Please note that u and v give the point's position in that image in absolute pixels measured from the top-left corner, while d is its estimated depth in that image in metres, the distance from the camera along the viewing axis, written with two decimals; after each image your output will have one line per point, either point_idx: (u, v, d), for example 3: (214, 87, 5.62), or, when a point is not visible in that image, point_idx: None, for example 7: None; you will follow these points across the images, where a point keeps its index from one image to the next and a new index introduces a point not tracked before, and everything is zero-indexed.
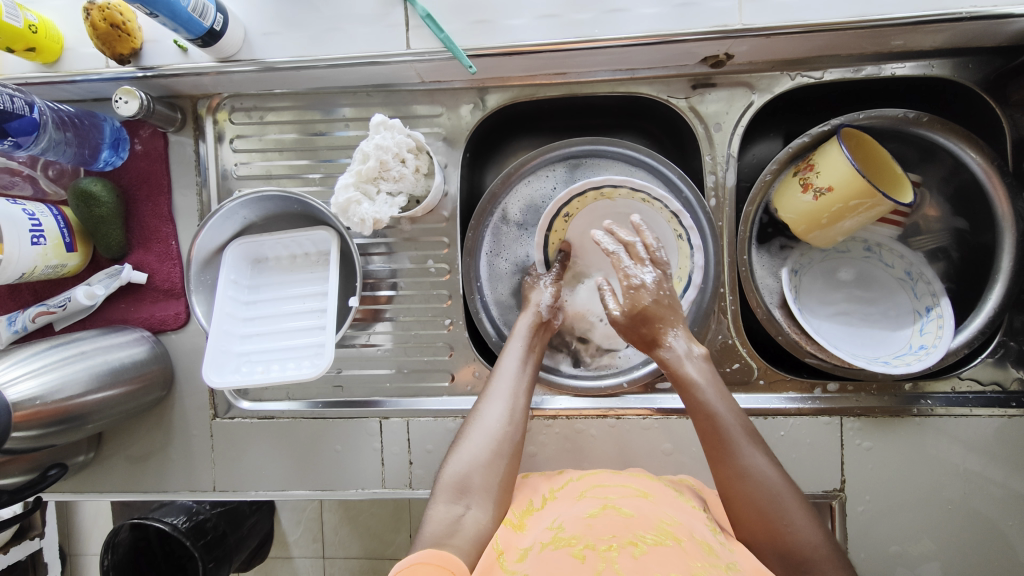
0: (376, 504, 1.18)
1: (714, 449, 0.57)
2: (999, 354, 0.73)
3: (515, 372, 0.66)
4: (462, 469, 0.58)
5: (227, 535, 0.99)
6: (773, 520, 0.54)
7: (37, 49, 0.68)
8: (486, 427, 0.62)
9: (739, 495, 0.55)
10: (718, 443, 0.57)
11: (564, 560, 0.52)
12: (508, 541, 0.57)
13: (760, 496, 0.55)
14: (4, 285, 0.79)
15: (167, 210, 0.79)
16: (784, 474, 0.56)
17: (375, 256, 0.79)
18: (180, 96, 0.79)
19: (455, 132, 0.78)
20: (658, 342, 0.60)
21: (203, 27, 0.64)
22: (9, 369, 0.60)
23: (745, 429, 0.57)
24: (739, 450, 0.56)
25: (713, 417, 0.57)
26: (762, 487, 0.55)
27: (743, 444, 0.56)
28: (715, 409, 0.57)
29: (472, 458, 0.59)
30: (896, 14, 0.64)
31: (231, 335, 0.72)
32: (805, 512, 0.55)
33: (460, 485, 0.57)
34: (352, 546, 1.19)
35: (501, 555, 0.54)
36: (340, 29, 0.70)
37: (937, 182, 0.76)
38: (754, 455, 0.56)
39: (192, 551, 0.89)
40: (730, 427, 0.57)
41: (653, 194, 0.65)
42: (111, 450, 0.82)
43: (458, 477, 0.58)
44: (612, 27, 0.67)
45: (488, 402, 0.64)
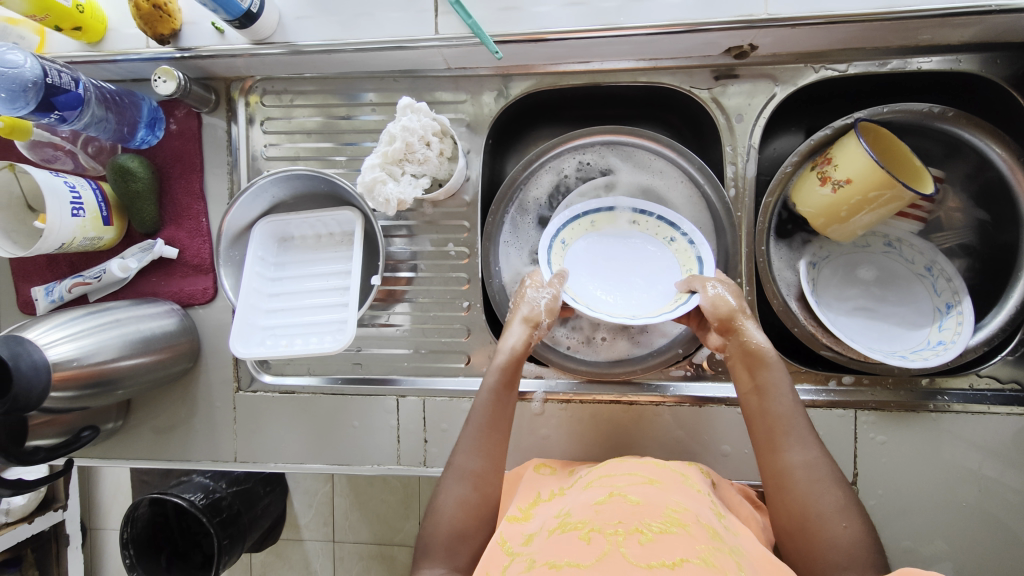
0: (386, 490, 1.20)
1: (768, 441, 0.60)
2: (1021, 352, 0.72)
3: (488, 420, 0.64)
4: (442, 535, 0.58)
5: (241, 514, 1.01)
6: (823, 515, 0.55)
7: (83, 29, 0.71)
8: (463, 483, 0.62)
9: (791, 486, 0.58)
10: (773, 435, 0.60)
11: (570, 544, 0.52)
12: (513, 532, 0.58)
13: (812, 489, 0.57)
14: (43, 257, 0.82)
15: (199, 188, 0.82)
16: (835, 471, 0.58)
17: (396, 238, 0.81)
18: (215, 78, 0.82)
19: (478, 118, 0.80)
20: (738, 327, 0.65)
21: (241, 9, 0.66)
22: (48, 331, 0.63)
23: (804, 423, 0.60)
24: (791, 443, 0.59)
25: (781, 402, 0.61)
26: (813, 480, 0.57)
27: (798, 437, 0.59)
28: (783, 394, 0.61)
29: (451, 522, 0.59)
30: (924, 6, 0.64)
31: (256, 309, 0.75)
32: (860, 516, 0.56)
33: (442, 549, 0.58)
34: (362, 531, 1.21)
35: (506, 542, 0.56)
36: (371, 15, 0.72)
37: (960, 179, 0.76)
38: (807, 450, 0.59)
39: (209, 526, 0.91)
40: (795, 416, 0.60)
41: (667, 216, 0.70)
42: (138, 420, 0.85)
43: (440, 540, 0.58)
44: (637, 15, 0.68)
45: (463, 454, 0.63)
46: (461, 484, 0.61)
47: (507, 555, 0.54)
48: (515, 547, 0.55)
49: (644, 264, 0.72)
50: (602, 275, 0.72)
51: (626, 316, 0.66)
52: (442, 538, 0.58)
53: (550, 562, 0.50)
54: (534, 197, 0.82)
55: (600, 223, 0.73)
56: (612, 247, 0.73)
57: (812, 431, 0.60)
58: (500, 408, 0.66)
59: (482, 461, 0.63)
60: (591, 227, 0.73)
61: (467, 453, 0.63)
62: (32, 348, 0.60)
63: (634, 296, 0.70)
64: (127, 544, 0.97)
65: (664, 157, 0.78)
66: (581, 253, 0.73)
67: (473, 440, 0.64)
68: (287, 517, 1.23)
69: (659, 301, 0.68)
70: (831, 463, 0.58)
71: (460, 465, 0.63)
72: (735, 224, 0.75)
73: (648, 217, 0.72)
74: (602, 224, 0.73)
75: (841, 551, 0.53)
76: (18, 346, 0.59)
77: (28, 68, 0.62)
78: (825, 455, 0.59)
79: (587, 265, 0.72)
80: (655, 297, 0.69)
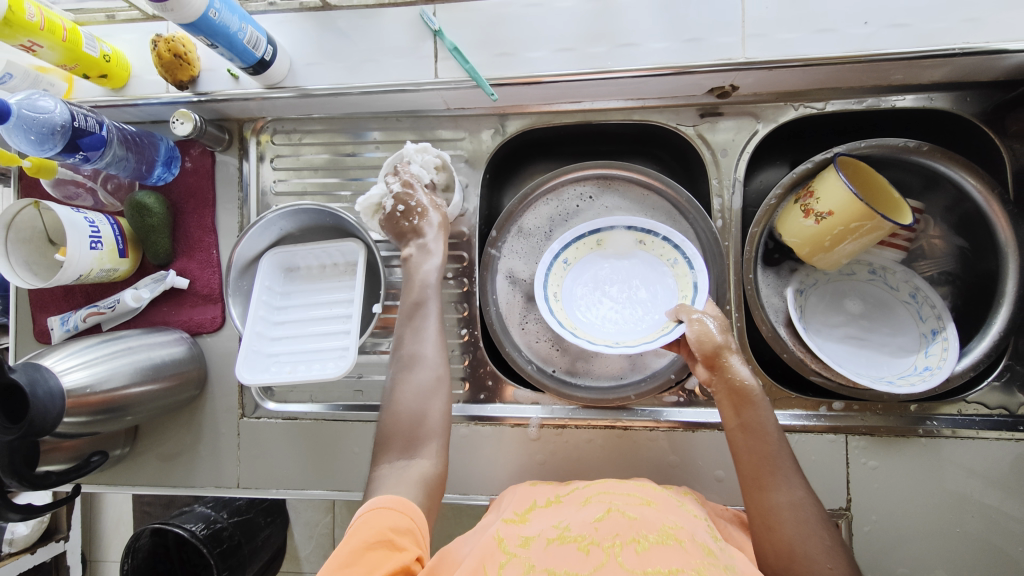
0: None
1: (754, 483, 0.62)
2: (1006, 378, 0.74)
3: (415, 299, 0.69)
4: (398, 420, 0.63)
5: (241, 546, 1.02)
6: (808, 556, 0.56)
7: (108, 76, 0.77)
8: (410, 363, 0.66)
9: (779, 527, 0.59)
10: (759, 476, 0.62)
11: (567, 554, 0.54)
12: (510, 533, 0.60)
13: (800, 529, 0.58)
14: (59, 287, 0.86)
15: (211, 222, 0.86)
16: (820, 511, 0.60)
17: (397, 268, 0.85)
18: (229, 119, 0.86)
19: (476, 155, 0.84)
20: (725, 365, 0.65)
21: (255, 57, 0.71)
22: (64, 359, 0.66)
23: (789, 463, 0.62)
24: (777, 483, 0.61)
25: (767, 438, 0.63)
26: (801, 519, 0.58)
27: (784, 477, 0.61)
28: (769, 432, 0.63)
29: (405, 410, 0.63)
30: (893, 49, 0.68)
31: (262, 337, 0.78)
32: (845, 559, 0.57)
33: (399, 434, 0.62)
34: None
35: (503, 541, 0.58)
36: (375, 60, 0.77)
37: (940, 211, 0.79)
38: (793, 489, 0.60)
39: (209, 558, 0.92)
40: (780, 456, 0.62)
41: (673, 238, 0.72)
42: (145, 447, 0.87)
43: (395, 424, 0.63)
44: (624, 60, 0.72)
45: (405, 343, 0.67)
46: (407, 373, 0.65)
47: (506, 554, 0.55)
48: (512, 548, 0.56)
49: (646, 285, 0.75)
50: (602, 294, 0.77)
51: (608, 343, 0.70)
52: (401, 429, 0.62)
53: (548, 568, 0.52)
54: (532, 228, 0.85)
55: (606, 241, 0.77)
56: (613, 264, 0.77)
57: (797, 471, 0.62)
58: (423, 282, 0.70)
59: (423, 344, 0.67)
60: (597, 245, 0.77)
61: (411, 343, 0.67)
62: (50, 375, 0.63)
63: (630, 318, 0.74)
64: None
65: (655, 189, 0.82)
66: (587, 270, 0.78)
67: (415, 329, 0.68)
68: (288, 549, 1.23)
69: (648, 326, 0.71)
70: (816, 503, 0.60)
71: (407, 352, 0.66)
72: (721, 253, 0.78)
73: (654, 238, 0.74)
74: (607, 243, 0.77)
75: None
76: (35, 372, 0.62)
77: (57, 114, 0.66)
78: (810, 495, 0.60)
79: (588, 279, 0.77)
80: (648, 318, 0.73)
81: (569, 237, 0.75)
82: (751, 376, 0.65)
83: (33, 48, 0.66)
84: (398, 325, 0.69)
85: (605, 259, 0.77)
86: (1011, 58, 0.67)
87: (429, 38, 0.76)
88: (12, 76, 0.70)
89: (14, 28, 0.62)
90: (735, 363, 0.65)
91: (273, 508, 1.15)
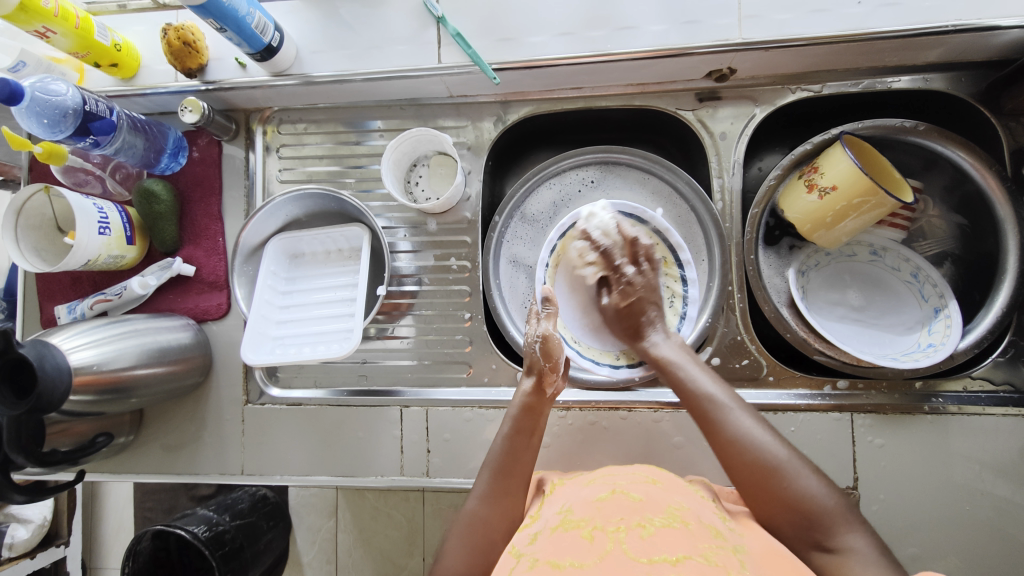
0: (391, 526, 1.19)
1: (708, 423, 0.61)
2: (1011, 354, 0.75)
3: (503, 467, 0.64)
4: None
5: (243, 549, 1.01)
6: (771, 482, 0.57)
7: (119, 65, 0.79)
8: (469, 520, 0.62)
9: (742, 462, 0.58)
10: (707, 414, 0.62)
11: (572, 543, 0.54)
12: (520, 537, 0.58)
13: (760, 459, 0.58)
14: (67, 276, 0.87)
15: (217, 210, 0.87)
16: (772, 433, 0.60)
17: (401, 254, 0.85)
18: (236, 110, 0.88)
19: (479, 142, 0.85)
20: (642, 335, 0.71)
21: (263, 43, 0.73)
22: (72, 337, 0.66)
23: (727, 397, 0.62)
24: (728, 417, 0.61)
25: (698, 390, 0.63)
26: (754, 446, 0.58)
27: (727, 410, 0.61)
28: (697, 383, 0.64)
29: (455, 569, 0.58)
30: (887, 28, 0.69)
31: (268, 320, 0.79)
32: (806, 470, 0.57)
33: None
34: (365, 569, 1.19)
35: (514, 546, 0.57)
36: (380, 48, 0.79)
37: (940, 190, 0.80)
38: (742, 418, 0.61)
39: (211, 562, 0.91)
40: (716, 396, 0.62)
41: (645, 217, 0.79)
42: (149, 437, 0.87)
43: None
44: (623, 42, 0.74)
45: (474, 500, 0.63)
46: (469, 531, 0.61)
47: (514, 557, 0.54)
48: (521, 549, 0.55)
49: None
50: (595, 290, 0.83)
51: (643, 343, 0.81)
52: None
53: (552, 561, 0.51)
54: (535, 213, 0.86)
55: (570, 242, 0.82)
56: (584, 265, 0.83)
57: (741, 403, 0.63)
58: (517, 452, 0.65)
59: (493, 508, 0.62)
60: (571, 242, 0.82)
61: (475, 503, 0.63)
62: (57, 352, 0.63)
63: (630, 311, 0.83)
64: None
65: (656, 174, 0.83)
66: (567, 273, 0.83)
67: (483, 489, 0.63)
68: (290, 554, 1.21)
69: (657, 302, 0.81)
70: (769, 428, 0.60)
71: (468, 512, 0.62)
72: (723, 237, 0.79)
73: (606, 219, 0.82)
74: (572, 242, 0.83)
75: (812, 514, 0.55)
76: (43, 348, 0.62)
77: (69, 97, 0.68)
78: (757, 420, 0.61)
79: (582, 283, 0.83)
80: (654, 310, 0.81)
81: (546, 256, 0.81)
82: (675, 338, 0.70)
83: (46, 35, 0.68)
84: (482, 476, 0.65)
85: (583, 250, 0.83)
86: (1005, 34, 0.68)
87: (432, 25, 0.78)
88: (25, 65, 0.73)
89: (29, 14, 0.64)
90: (653, 338, 0.71)
91: (276, 512, 1.13)
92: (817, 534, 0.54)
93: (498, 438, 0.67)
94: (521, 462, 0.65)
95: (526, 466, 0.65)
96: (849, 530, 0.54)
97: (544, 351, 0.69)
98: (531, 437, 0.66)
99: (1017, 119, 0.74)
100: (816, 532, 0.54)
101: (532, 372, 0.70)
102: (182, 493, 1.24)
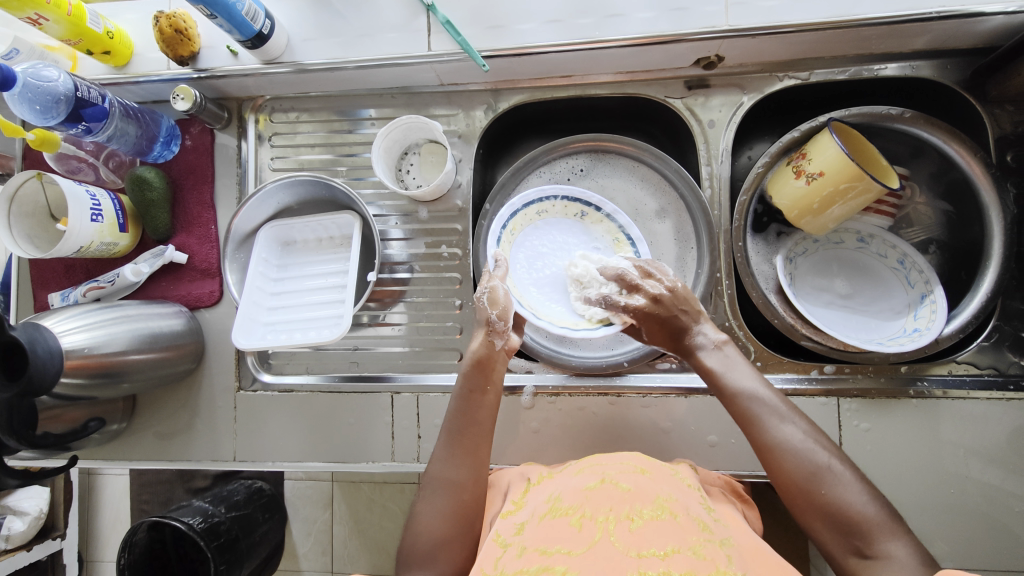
0: (386, 517, 1.19)
1: (748, 422, 0.61)
2: (994, 338, 0.76)
3: (460, 425, 0.65)
4: (423, 545, 0.59)
5: (238, 540, 1.01)
6: (810, 486, 0.56)
7: (112, 53, 0.79)
8: (439, 482, 0.63)
9: (781, 463, 0.58)
10: (749, 414, 0.61)
11: (562, 532, 0.54)
12: (505, 525, 0.59)
13: (801, 461, 0.57)
14: (61, 264, 0.87)
15: (209, 198, 0.87)
16: (817, 439, 0.59)
17: (393, 242, 0.86)
18: (228, 98, 0.89)
19: (470, 131, 0.86)
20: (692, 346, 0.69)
21: (254, 30, 0.73)
22: (63, 322, 0.66)
23: (775, 402, 0.61)
24: (769, 421, 0.60)
25: (740, 395, 0.63)
26: (797, 449, 0.58)
27: (771, 414, 0.60)
28: (740, 388, 0.63)
29: (432, 533, 0.59)
30: (873, 14, 0.69)
31: (260, 306, 0.79)
32: (851, 478, 0.56)
33: (425, 557, 0.59)
34: (360, 561, 1.20)
35: (500, 536, 0.57)
36: (371, 36, 0.79)
37: (927, 178, 0.80)
38: (786, 423, 0.60)
39: (205, 552, 0.91)
40: (758, 402, 0.61)
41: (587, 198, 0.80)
42: (142, 424, 0.87)
43: (423, 547, 0.59)
44: (611, 30, 0.74)
45: (440, 462, 0.64)
46: (440, 494, 0.62)
47: (501, 546, 0.55)
48: (506, 538, 0.56)
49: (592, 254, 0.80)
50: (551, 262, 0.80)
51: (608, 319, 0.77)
52: (420, 549, 0.59)
53: (541, 548, 0.52)
54: None
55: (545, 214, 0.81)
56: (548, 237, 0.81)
57: (789, 407, 0.61)
58: (470, 410, 0.66)
59: (459, 468, 0.63)
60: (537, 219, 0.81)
61: (441, 466, 0.64)
62: (48, 335, 0.63)
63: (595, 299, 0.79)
64: (125, 570, 0.95)
65: (645, 161, 0.84)
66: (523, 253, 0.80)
67: (445, 450, 0.64)
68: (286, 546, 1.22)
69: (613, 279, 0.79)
70: (815, 432, 0.59)
71: (437, 477, 0.63)
72: (710, 224, 0.80)
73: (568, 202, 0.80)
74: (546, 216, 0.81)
75: (850, 520, 0.53)
76: (34, 332, 0.62)
77: (60, 83, 0.69)
78: (804, 424, 0.60)
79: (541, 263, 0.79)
80: None
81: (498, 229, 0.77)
82: (722, 339, 0.68)
83: (39, 22, 0.68)
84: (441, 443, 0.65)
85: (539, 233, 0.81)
86: (988, 21, 0.68)
87: (423, 13, 0.78)
88: (18, 51, 0.73)
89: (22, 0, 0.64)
90: (701, 345, 0.68)
91: (271, 503, 1.14)
92: (858, 541, 0.53)
93: (453, 401, 0.68)
94: (476, 415, 0.66)
95: (484, 422, 0.66)
96: (889, 538, 0.52)
97: (489, 301, 0.69)
98: (485, 394, 0.67)
99: (1002, 106, 0.75)
100: (855, 538, 0.53)
101: (482, 326, 0.70)
102: (179, 486, 1.25)
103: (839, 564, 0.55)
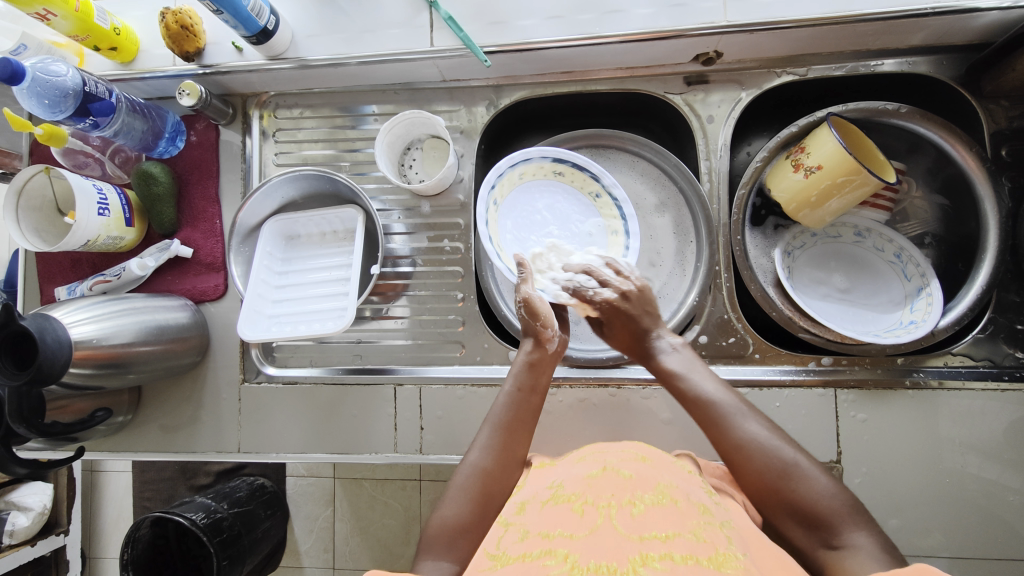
0: (388, 514, 1.20)
1: (713, 424, 0.62)
2: (990, 330, 0.77)
3: (506, 420, 0.67)
4: (444, 530, 0.60)
5: (241, 536, 1.01)
6: (777, 481, 0.57)
7: (118, 49, 0.80)
8: (473, 472, 0.64)
9: (748, 461, 0.59)
10: (714, 416, 0.62)
11: (563, 516, 0.54)
12: (506, 508, 0.60)
13: (767, 460, 0.58)
14: (67, 258, 0.88)
15: (214, 193, 0.88)
16: (782, 437, 0.60)
17: (395, 236, 0.87)
18: (233, 94, 0.90)
19: (472, 126, 0.87)
20: (648, 341, 0.70)
21: (259, 26, 0.74)
22: (73, 313, 0.67)
23: (737, 403, 0.63)
24: (734, 422, 0.61)
25: (705, 397, 0.63)
26: (761, 448, 0.59)
27: (737, 414, 0.62)
28: (704, 391, 0.64)
29: (458, 518, 0.60)
30: (869, 10, 0.71)
31: (264, 299, 0.80)
32: (814, 474, 0.57)
33: (446, 540, 0.59)
34: (362, 557, 1.20)
35: (502, 516, 0.59)
36: (374, 32, 0.80)
37: (923, 173, 0.81)
38: (750, 423, 0.61)
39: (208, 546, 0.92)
40: (723, 403, 0.62)
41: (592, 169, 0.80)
42: (147, 417, 0.88)
43: (443, 532, 0.60)
44: (611, 25, 0.75)
45: (477, 452, 0.65)
46: (473, 481, 0.63)
47: (504, 529, 0.56)
48: (510, 520, 0.57)
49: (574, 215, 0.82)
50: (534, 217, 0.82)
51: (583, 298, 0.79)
52: (441, 533, 0.60)
53: (543, 532, 0.52)
54: None
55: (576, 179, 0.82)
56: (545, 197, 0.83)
57: (749, 407, 0.63)
58: (519, 407, 0.68)
59: (494, 459, 0.64)
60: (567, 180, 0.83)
61: (478, 455, 0.65)
62: (58, 325, 0.64)
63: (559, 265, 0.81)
64: (129, 564, 0.95)
65: (647, 154, 0.85)
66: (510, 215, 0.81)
67: (484, 440, 0.66)
68: (288, 543, 1.23)
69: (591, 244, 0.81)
70: (776, 429, 0.61)
71: (471, 466, 0.64)
72: (709, 217, 0.81)
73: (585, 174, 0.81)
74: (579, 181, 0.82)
75: (812, 514, 0.55)
76: (44, 321, 0.63)
77: (69, 78, 0.69)
78: (768, 424, 0.61)
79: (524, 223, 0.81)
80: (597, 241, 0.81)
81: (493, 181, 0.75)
82: (679, 343, 0.69)
83: (47, 17, 0.69)
84: (483, 432, 0.67)
85: (531, 199, 0.82)
86: (983, 16, 0.69)
87: (425, 10, 0.79)
88: (26, 47, 0.74)
89: None
90: (661, 345, 0.69)
91: (273, 500, 1.14)
92: (824, 533, 0.54)
93: (500, 396, 0.69)
94: (524, 412, 0.67)
95: (529, 419, 0.68)
96: (854, 529, 0.53)
97: (529, 312, 0.69)
98: (532, 394, 0.69)
99: (997, 101, 0.76)
100: (821, 531, 0.54)
101: (529, 333, 0.71)
102: (181, 483, 1.26)
103: (809, 558, 0.56)
